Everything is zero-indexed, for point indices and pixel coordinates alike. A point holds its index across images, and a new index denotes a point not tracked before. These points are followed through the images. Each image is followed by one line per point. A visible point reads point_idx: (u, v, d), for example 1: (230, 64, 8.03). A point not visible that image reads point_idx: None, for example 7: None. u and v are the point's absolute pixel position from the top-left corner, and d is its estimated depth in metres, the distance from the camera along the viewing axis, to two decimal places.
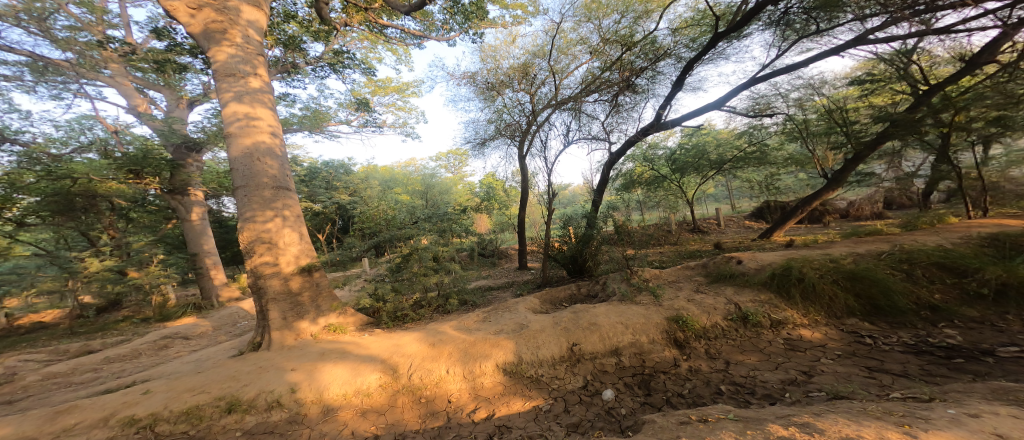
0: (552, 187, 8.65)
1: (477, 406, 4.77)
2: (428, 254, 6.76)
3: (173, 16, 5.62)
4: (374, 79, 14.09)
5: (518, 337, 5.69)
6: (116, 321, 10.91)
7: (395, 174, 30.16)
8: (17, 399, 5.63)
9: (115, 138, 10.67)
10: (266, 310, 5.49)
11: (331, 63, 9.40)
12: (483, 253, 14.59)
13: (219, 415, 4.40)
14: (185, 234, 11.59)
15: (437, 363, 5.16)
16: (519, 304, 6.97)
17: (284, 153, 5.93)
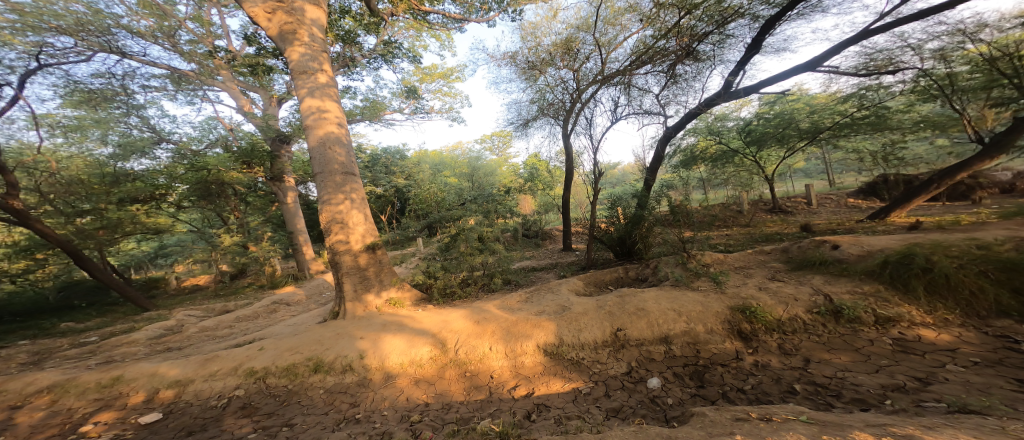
0: (598, 167, 8.54)
1: (517, 384, 5.04)
2: (473, 234, 7.16)
3: (256, 22, 6.52)
4: (420, 67, 14.80)
5: (559, 319, 5.84)
6: (244, 286, 13.51)
7: (444, 157, 31.62)
8: (181, 346, 7.41)
9: (231, 135, 12.82)
10: (341, 282, 6.36)
11: (382, 54, 10.11)
12: (528, 233, 14.99)
13: (308, 373, 5.32)
14: (284, 215, 13.53)
15: (481, 340, 5.58)
16: (562, 286, 7.13)
17: (349, 142, 6.66)
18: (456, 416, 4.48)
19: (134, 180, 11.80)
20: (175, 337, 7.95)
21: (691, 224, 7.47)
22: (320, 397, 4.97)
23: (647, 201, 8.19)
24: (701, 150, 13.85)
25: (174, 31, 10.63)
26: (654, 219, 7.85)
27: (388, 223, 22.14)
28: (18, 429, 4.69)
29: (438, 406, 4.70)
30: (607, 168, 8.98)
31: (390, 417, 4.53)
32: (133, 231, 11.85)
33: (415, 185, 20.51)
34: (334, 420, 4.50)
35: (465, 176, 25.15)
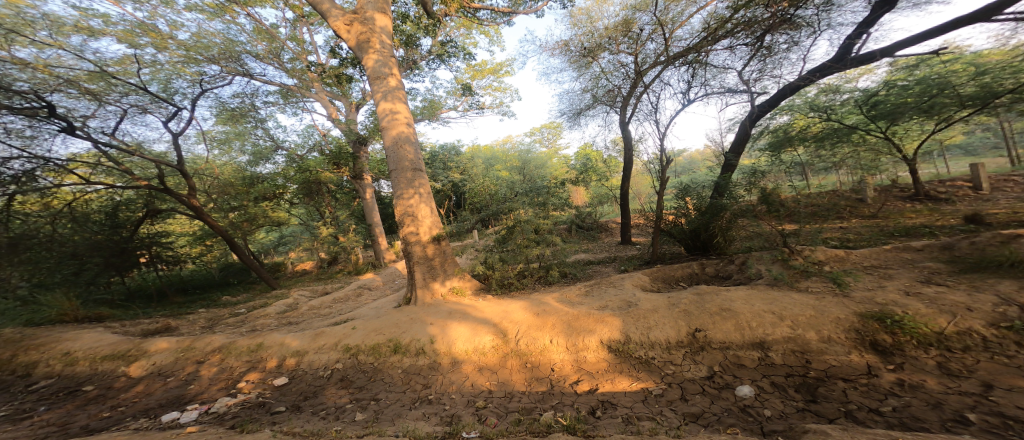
0: (665, 155, 7.91)
1: (580, 379, 4.86)
2: (529, 226, 7.07)
3: (338, 34, 7.34)
4: (471, 64, 15.15)
5: (625, 315, 5.53)
6: (337, 271, 15.52)
7: (495, 151, 32.20)
8: (296, 320, 8.81)
9: (325, 140, 14.71)
10: (413, 271, 6.83)
11: (439, 54, 10.61)
12: (581, 225, 14.69)
13: (389, 353, 5.78)
14: (364, 208, 15.07)
15: (542, 332, 5.49)
16: (625, 280, 6.79)
17: (417, 140, 7.14)
18: (519, 407, 4.38)
19: (261, 182, 13.98)
20: (294, 312, 9.50)
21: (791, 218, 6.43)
22: (399, 377, 5.37)
23: (724, 190, 7.31)
24: (800, 129, 11.87)
25: (278, 51, 12.52)
26: (736, 209, 6.98)
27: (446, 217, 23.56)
28: (201, 380, 6.13)
29: (502, 394, 4.67)
30: (675, 156, 8.27)
31: (458, 401, 4.61)
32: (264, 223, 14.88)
33: (469, 180, 21.25)
34: (411, 399, 4.82)
35: (517, 169, 25.43)
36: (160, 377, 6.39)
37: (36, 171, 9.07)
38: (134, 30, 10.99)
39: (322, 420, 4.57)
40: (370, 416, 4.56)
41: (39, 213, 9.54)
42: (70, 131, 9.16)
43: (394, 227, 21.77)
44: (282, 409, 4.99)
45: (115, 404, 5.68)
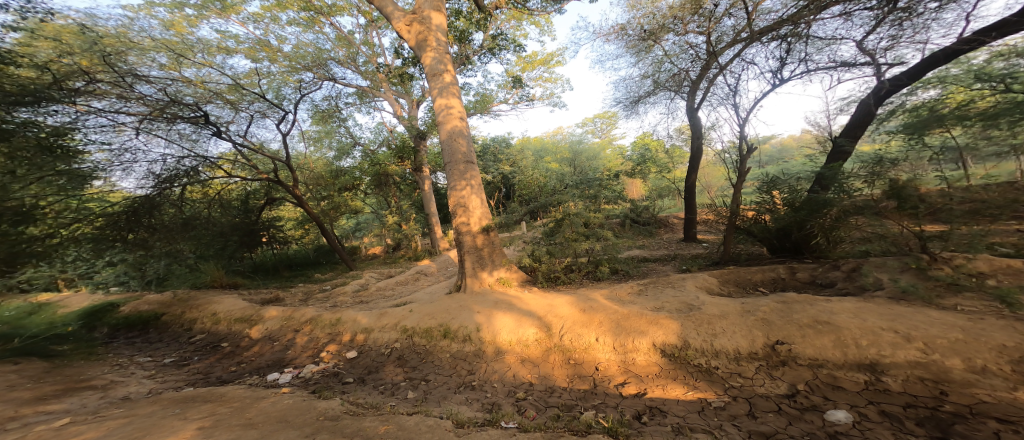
0: (746, 144, 7.16)
1: (626, 381, 4.48)
2: (579, 220, 6.92)
3: (400, 35, 7.81)
4: (522, 56, 15.05)
5: (684, 318, 4.97)
6: (400, 256, 16.64)
7: (546, 142, 31.96)
8: (365, 300, 9.72)
9: (391, 136, 15.83)
10: (463, 260, 7.06)
11: (490, 48, 10.75)
12: (636, 219, 13.87)
13: (439, 338, 6.08)
14: (423, 199, 15.84)
15: (588, 329, 5.24)
16: (683, 280, 6.28)
17: (469, 134, 7.35)
18: (559, 402, 4.24)
19: (342, 175, 15.54)
20: (365, 292, 10.49)
21: (937, 218, 4.93)
22: (446, 361, 5.62)
23: (828, 183, 6.13)
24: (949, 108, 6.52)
25: (355, 56, 13.77)
26: (847, 205, 5.73)
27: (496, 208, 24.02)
28: (296, 346, 7.10)
29: (543, 388, 4.60)
30: (759, 143, 7.44)
31: (499, 390, 4.69)
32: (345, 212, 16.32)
33: (519, 171, 21.35)
34: (455, 383, 5.03)
35: (567, 160, 24.93)
36: (271, 340, 7.55)
37: (197, 169, 10.98)
38: (255, 48, 12.91)
39: (380, 394, 5.00)
40: (419, 395, 4.87)
41: (199, 200, 11.72)
42: (218, 134, 11.03)
43: (449, 217, 22.71)
44: (350, 380, 5.57)
45: (240, 361, 6.88)
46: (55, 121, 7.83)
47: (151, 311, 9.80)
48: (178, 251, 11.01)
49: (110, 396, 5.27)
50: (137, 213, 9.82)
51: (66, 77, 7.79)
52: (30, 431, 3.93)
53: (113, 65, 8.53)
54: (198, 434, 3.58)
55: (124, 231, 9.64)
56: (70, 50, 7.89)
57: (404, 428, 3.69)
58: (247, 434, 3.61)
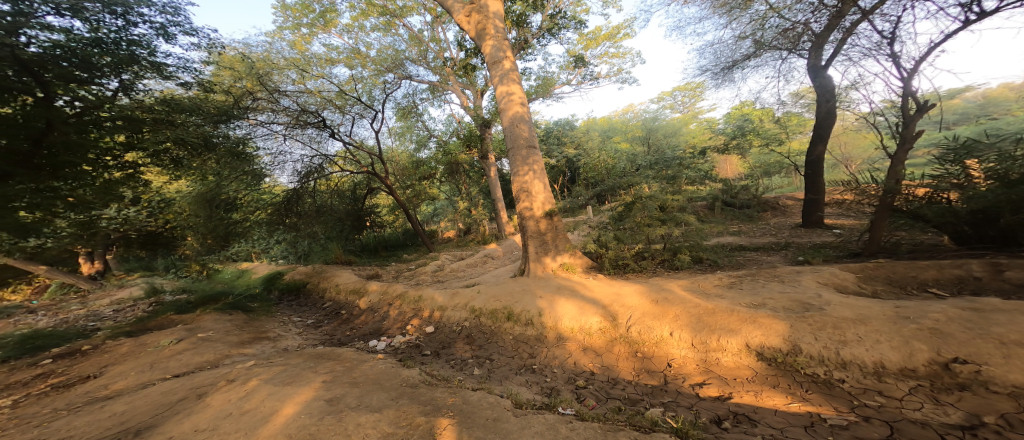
0: (914, 101, 5.82)
1: (707, 382, 3.69)
2: (653, 203, 6.43)
3: (461, 27, 7.93)
4: (584, 32, 14.27)
5: (796, 319, 3.82)
6: (470, 239, 17.17)
7: (615, 122, 30.44)
8: (441, 279, 10.29)
9: (460, 126, 16.32)
10: (526, 244, 7.02)
11: (549, 29, 10.43)
12: (730, 202, 12.55)
13: (503, 320, 6.16)
14: (489, 185, 16.02)
15: (659, 321, 4.56)
16: (781, 272, 5.45)
17: (531, 119, 7.21)
18: (622, 395, 3.89)
19: (422, 166, 16.43)
20: (440, 272, 11.12)
21: None
22: (509, 342, 5.69)
23: None
24: None
25: (423, 54, 14.65)
26: None
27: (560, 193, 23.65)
28: (389, 318, 7.83)
29: (605, 378, 4.27)
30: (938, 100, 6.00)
31: (559, 375, 4.58)
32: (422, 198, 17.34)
33: (584, 155, 20.53)
34: (517, 365, 5.07)
35: (641, 139, 23.34)
36: (373, 311, 8.40)
37: (323, 165, 12.57)
38: (354, 60, 14.22)
39: (451, 368, 5.26)
40: (484, 372, 5.01)
41: (324, 190, 13.52)
42: (332, 135, 12.25)
43: (513, 203, 22.92)
44: (428, 352, 5.97)
45: (353, 327, 7.89)
46: (238, 132, 10.23)
47: (298, 278, 11.71)
48: (314, 233, 13.16)
49: (275, 347, 6.54)
50: (288, 202, 12.24)
51: (240, 97, 10.08)
52: (219, 371, 4.99)
53: (264, 83, 10.49)
54: (322, 387, 4.08)
55: (281, 218, 12.22)
56: (239, 75, 10.31)
57: (467, 402, 3.79)
58: (354, 392, 3.99)
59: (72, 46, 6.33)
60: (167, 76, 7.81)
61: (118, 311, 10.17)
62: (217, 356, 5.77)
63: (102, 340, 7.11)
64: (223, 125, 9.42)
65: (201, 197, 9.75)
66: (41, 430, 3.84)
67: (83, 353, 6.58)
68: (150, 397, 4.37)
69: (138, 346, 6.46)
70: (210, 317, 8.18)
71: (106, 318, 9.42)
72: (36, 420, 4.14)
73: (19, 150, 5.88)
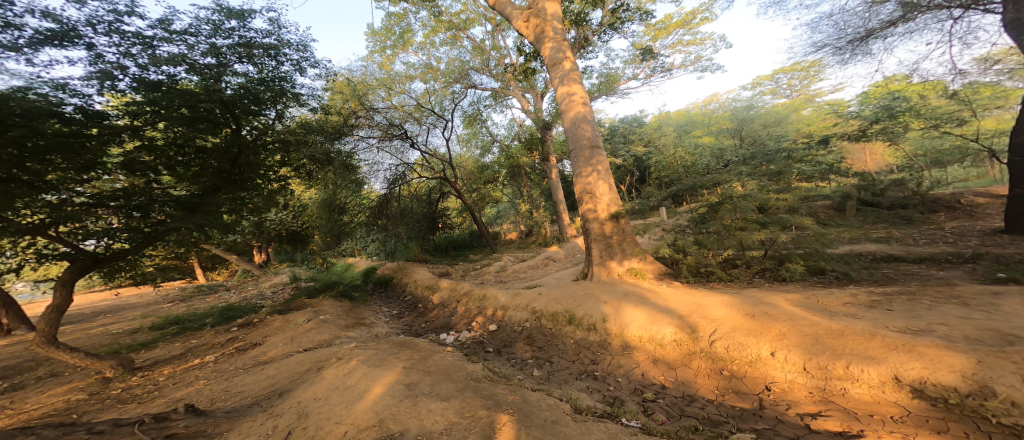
0: None
1: (823, 413, 2.95)
2: (751, 204, 5.65)
3: (520, 33, 7.89)
4: (652, 23, 13.48)
5: (986, 353, 2.74)
6: (531, 241, 17.03)
7: (692, 116, 28.37)
8: (506, 279, 10.37)
9: (521, 129, 16.36)
10: (590, 247, 6.74)
11: (611, 24, 9.97)
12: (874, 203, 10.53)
13: (564, 323, 5.94)
14: (550, 187, 15.70)
15: (755, 338, 3.82)
16: (919, 289, 4.45)
17: (594, 118, 6.90)
18: (700, 414, 3.40)
19: (487, 170, 16.47)
20: (502, 273, 11.17)
21: None
22: (571, 346, 5.47)
23: None
24: None
25: (486, 62, 15.13)
26: None
27: (628, 193, 22.74)
28: (457, 314, 8.06)
29: (678, 394, 3.81)
30: None
31: (624, 385, 4.25)
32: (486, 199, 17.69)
33: (655, 153, 19.38)
34: (577, 370, 4.84)
35: (730, 130, 20.34)
36: (444, 306, 8.73)
37: (405, 173, 13.54)
38: (425, 72, 14.92)
39: (511, 366, 5.18)
40: (543, 374, 4.84)
41: (405, 195, 14.48)
42: (413, 145, 12.84)
43: (576, 204, 22.42)
44: (491, 349, 5.97)
45: (426, 320, 8.28)
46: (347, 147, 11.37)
47: (386, 272, 12.52)
48: (397, 232, 14.11)
49: (371, 333, 6.98)
50: (381, 206, 13.70)
51: (348, 116, 11.19)
52: (328, 350, 5.36)
53: (363, 103, 11.43)
54: (403, 372, 4.20)
55: (374, 220, 13.72)
56: (346, 97, 11.22)
57: (527, 401, 3.66)
58: (428, 380, 4.06)
59: (252, 86, 6.97)
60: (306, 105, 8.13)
61: (276, 291, 12.22)
62: (330, 336, 6.33)
63: (265, 315, 8.62)
64: (338, 142, 10.48)
65: (324, 201, 12.86)
66: (225, 385, 4.85)
67: (252, 323, 8.14)
68: (288, 366, 5.03)
69: (283, 322, 7.61)
70: (329, 302, 9.12)
71: (268, 296, 11.36)
72: (222, 376, 5.21)
73: (222, 169, 6.94)
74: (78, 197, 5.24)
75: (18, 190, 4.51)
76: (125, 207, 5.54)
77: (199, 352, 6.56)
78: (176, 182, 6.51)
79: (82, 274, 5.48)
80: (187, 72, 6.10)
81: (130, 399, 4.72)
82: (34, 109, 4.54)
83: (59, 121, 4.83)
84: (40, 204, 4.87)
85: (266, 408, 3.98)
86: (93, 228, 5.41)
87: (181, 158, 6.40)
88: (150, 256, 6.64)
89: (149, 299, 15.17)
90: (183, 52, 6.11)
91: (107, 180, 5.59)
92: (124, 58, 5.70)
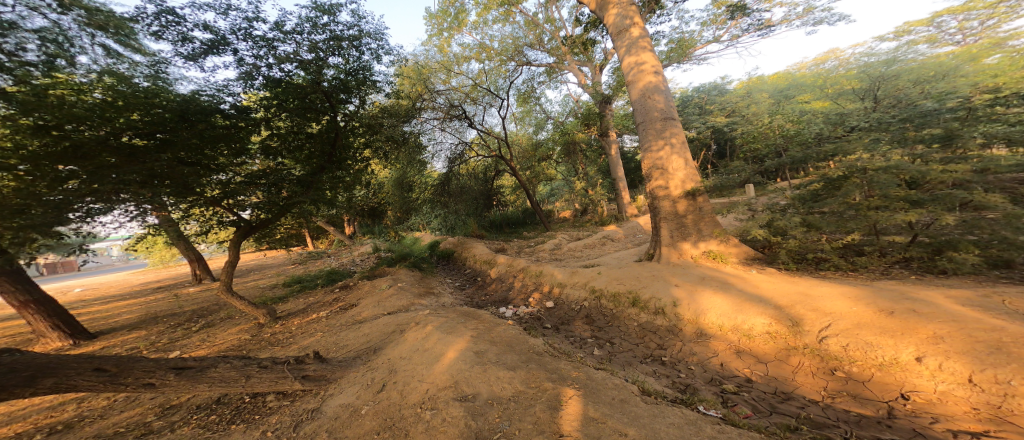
0: None
1: (983, 433, 2.50)
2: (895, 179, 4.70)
3: (581, 2, 7.44)
4: None
5: None
6: (586, 221, 16.56)
7: (778, 82, 25.19)
8: (562, 257, 10.22)
9: (578, 105, 15.78)
10: (659, 227, 6.37)
11: None
12: None
13: (627, 305, 5.69)
14: (609, 165, 15.06)
15: (888, 339, 3.30)
16: None
17: (668, 87, 6.34)
18: (798, 414, 3.07)
19: (541, 147, 16.12)
20: (558, 251, 11.04)
21: None
22: (633, 329, 5.25)
23: None
24: None
25: (540, 37, 14.63)
26: None
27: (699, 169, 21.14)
28: (515, 290, 8.10)
29: (767, 389, 3.48)
30: None
31: (698, 374, 3.98)
32: (542, 177, 17.46)
33: (732, 125, 17.66)
34: (641, 354, 4.63)
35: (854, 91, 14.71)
36: (501, 281, 8.87)
37: (464, 153, 13.72)
38: (480, 51, 14.74)
39: (569, 344, 5.09)
40: (604, 355, 4.70)
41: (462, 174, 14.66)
42: (471, 125, 12.93)
43: (638, 182, 21.39)
44: (548, 326, 5.92)
45: (485, 294, 8.48)
46: (413, 130, 11.70)
47: (448, 247, 13.10)
48: (456, 210, 14.55)
49: (441, 303, 7.28)
50: (443, 185, 14.20)
51: (415, 100, 11.46)
52: (407, 315, 5.66)
53: (426, 86, 11.66)
54: (472, 340, 4.27)
55: (438, 197, 14.33)
56: (412, 82, 11.52)
57: (591, 378, 3.55)
58: (494, 349, 4.10)
59: (343, 77, 7.13)
60: (381, 90, 8.25)
61: (359, 260, 13.35)
62: (405, 303, 6.68)
63: (357, 280, 9.43)
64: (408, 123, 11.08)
65: (397, 180, 13.74)
66: (335, 337, 5.42)
67: (346, 286, 8.97)
68: (378, 327, 5.39)
69: (368, 288, 8.14)
70: (404, 271, 9.70)
71: (358, 264, 12.44)
72: (333, 329, 5.81)
73: (325, 152, 7.32)
74: (235, 177, 6.12)
75: (203, 170, 5.59)
76: (265, 184, 6.30)
77: (316, 307, 7.44)
78: (294, 164, 6.99)
79: (246, 238, 6.71)
80: (296, 67, 6.50)
81: (277, 342, 5.67)
82: (207, 108, 5.54)
83: (223, 115, 5.80)
84: (213, 183, 5.76)
85: (366, 360, 4.38)
86: (246, 201, 6.31)
87: (294, 144, 6.89)
88: (283, 225, 7.52)
89: (278, 261, 17.99)
90: (294, 51, 6.51)
91: (248, 164, 6.39)
92: (258, 60, 6.19)
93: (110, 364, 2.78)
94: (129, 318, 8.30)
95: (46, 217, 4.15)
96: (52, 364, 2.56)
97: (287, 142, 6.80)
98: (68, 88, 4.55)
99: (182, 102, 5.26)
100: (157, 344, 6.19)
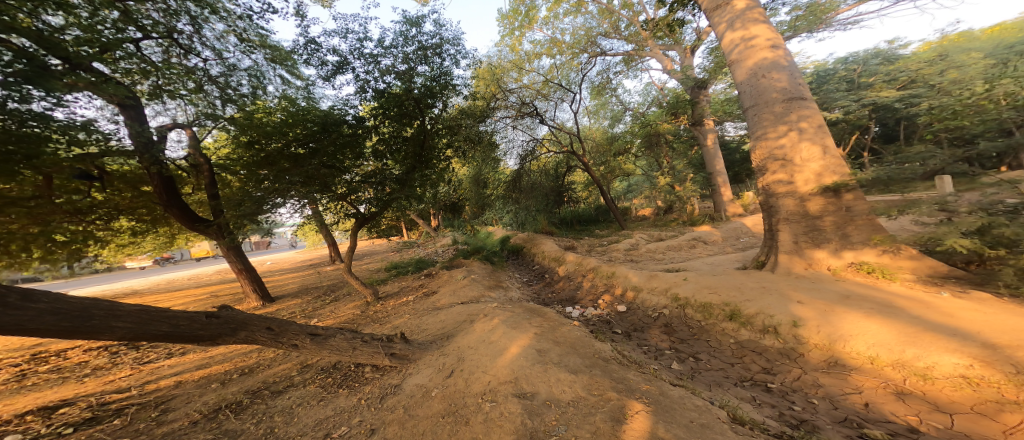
0: None
1: None
2: None
3: None
4: None
5: None
6: (671, 220, 15.26)
7: None
8: (637, 259, 9.35)
9: (662, 94, 14.58)
10: (777, 231, 5.40)
11: None
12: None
13: (722, 318, 4.87)
14: (703, 157, 13.76)
15: None
16: None
17: (792, 61, 5.29)
18: None
19: (617, 141, 15.32)
20: (635, 252, 10.16)
21: None
22: (729, 346, 4.46)
23: None
24: None
25: (616, 25, 13.68)
26: None
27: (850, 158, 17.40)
28: (584, 289, 7.55)
29: None
30: None
31: (825, 409, 3.17)
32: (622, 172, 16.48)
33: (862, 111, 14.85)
34: (737, 375, 3.87)
35: None
36: (570, 279, 8.36)
37: (535, 149, 13.33)
38: (552, 46, 14.19)
39: (643, 353, 4.47)
40: (687, 370, 4.02)
41: (535, 170, 14.35)
42: (543, 121, 12.52)
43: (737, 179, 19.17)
44: (619, 331, 5.31)
45: (553, 291, 8.05)
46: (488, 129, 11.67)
47: (519, 242, 12.88)
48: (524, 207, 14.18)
49: (510, 297, 7.01)
50: (516, 181, 14.00)
51: (489, 101, 11.34)
52: (478, 306, 5.45)
53: (500, 87, 11.46)
54: (535, 337, 3.86)
55: (510, 193, 14.18)
56: (485, 83, 11.37)
57: (666, 395, 2.92)
58: (557, 349, 3.63)
59: (429, 83, 7.06)
60: (460, 94, 8.18)
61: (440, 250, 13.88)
62: (476, 294, 6.51)
63: (438, 269, 9.54)
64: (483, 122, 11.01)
65: (472, 177, 13.96)
66: (416, 322, 5.41)
67: (429, 274, 9.16)
68: (453, 314, 5.25)
69: (446, 278, 8.12)
70: (478, 264, 9.65)
71: (440, 254, 12.82)
72: (418, 314, 5.80)
73: (416, 153, 7.36)
74: (357, 177, 6.86)
75: (338, 170, 6.48)
76: (376, 181, 6.76)
77: (408, 291, 7.66)
78: (395, 165, 7.30)
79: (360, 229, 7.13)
80: (394, 79, 6.70)
81: (377, 318, 5.89)
82: (332, 116, 6.40)
83: (348, 125, 6.61)
84: (342, 183, 6.55)
85: (441, 346, 4.20)
86: (361, 197, 6.90)
87: (393, 147, 7.20)
88: (388, 217, 7.85)
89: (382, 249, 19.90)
90: (392, 64, 6.68)
91: (367, 166, 7.12)
92: (370, 76, 6.51)
93: (276, 324, 3.19)
94: (292, 286, 9.73)
95: (251, 207, 5.68)
96: (246, 319, 3.03)
97: (390, 145, 7.19)
98: (262, 110, 6.46)
99: (320, 118, 6.33)
100: (306, 311, 6.89)
